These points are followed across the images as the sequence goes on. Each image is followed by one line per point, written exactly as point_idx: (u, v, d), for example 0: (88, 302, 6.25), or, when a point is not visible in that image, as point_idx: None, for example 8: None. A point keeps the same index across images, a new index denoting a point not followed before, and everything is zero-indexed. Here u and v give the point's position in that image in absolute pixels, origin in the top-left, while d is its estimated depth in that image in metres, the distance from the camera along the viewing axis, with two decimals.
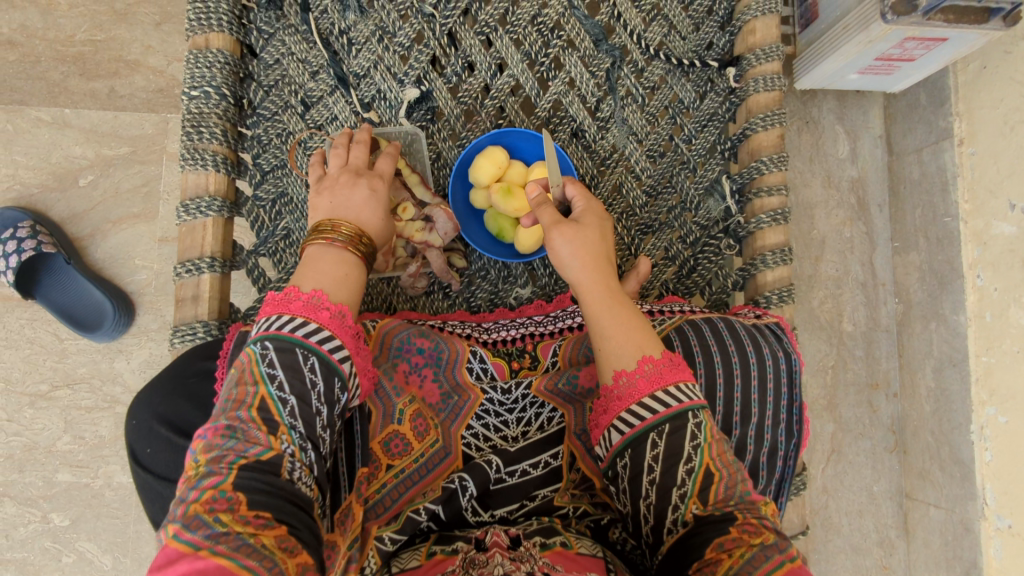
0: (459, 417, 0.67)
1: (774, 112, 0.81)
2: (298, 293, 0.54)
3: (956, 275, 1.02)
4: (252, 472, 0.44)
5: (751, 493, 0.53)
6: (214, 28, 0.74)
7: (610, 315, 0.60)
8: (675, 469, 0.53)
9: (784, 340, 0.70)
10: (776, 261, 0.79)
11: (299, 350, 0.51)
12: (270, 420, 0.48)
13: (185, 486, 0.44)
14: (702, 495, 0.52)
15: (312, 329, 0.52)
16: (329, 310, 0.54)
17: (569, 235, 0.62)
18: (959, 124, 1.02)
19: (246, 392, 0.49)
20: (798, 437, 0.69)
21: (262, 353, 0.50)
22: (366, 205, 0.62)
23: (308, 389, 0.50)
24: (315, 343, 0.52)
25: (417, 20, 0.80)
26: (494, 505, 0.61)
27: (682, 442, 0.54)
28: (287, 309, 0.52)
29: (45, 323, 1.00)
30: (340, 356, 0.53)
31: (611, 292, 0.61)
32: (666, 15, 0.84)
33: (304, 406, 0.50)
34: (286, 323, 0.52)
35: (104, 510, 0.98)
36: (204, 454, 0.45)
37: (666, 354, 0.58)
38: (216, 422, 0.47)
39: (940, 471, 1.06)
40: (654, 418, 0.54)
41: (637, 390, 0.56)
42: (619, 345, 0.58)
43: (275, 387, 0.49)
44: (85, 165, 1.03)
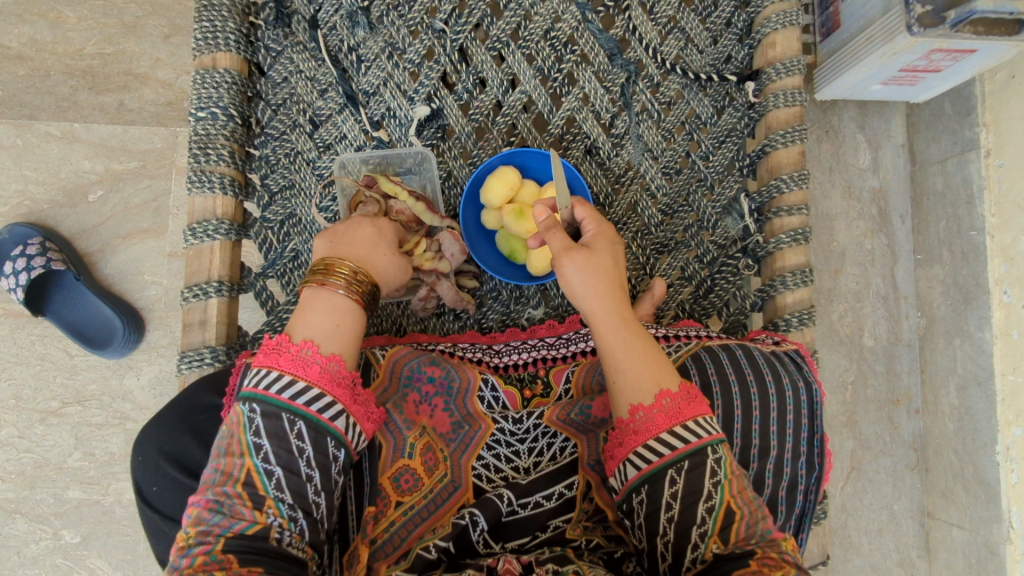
0: (470, 448, 0.65)
1: (794, 128, 0.78)
2: (288, 343, 0.53)
3: (982, 291, 0.99)
4: (240, 547, 0.44)
5: (772, 531, 0.51)
6: (221, 48, 0.72)
7: (624, 345, 0.57)
8: (694, 508, 0.52)
9: (805, 369, 0.67)
10: (797, 283, 0.76)
11: (285, 416, 0.50)
12: (255, 494, 0.47)
13: (177, 555, 0.44)
14: (723, 534, 0.51)
15: (300, 388, 0.51)
16: (318, 363, 0.52)
17: (580, 261, 0.60)
18: (986, 135, 0.99)
19: (232, 463, 0.48)
20: (819, 470, 0.65)
21: (249, 420, 0.49)
22: (368, 242, 0.63)
23: (295, 457, 0.49)
24: (303, 406, 0.50)
25: (428, 36, 0.78)
26: (506, 536, 0.60)
27: (701, 479, 0.52)
28: (276, 364, 0.51)
29: (56, 340, 0.99)
30: (332, 416, 0.51)
31: (624, 320, 0.59)
32: (683, 27, 0.82)
33: (291, 476, 0.49)
34: (273, 382, 0.51)
35: (115, 527, 0.97)
36: (193, 526, 0.45)
37: (685, 384, 0.56)
38: (202, 495, 0.46)
39: (963, 491, 1.03)
40: (673, 454, 0.53)
41: (654, 425, 0.54)
42: (635, 378, 0.56)
43: (260, 458, 0.48)
44: (94, 180, 1.02)
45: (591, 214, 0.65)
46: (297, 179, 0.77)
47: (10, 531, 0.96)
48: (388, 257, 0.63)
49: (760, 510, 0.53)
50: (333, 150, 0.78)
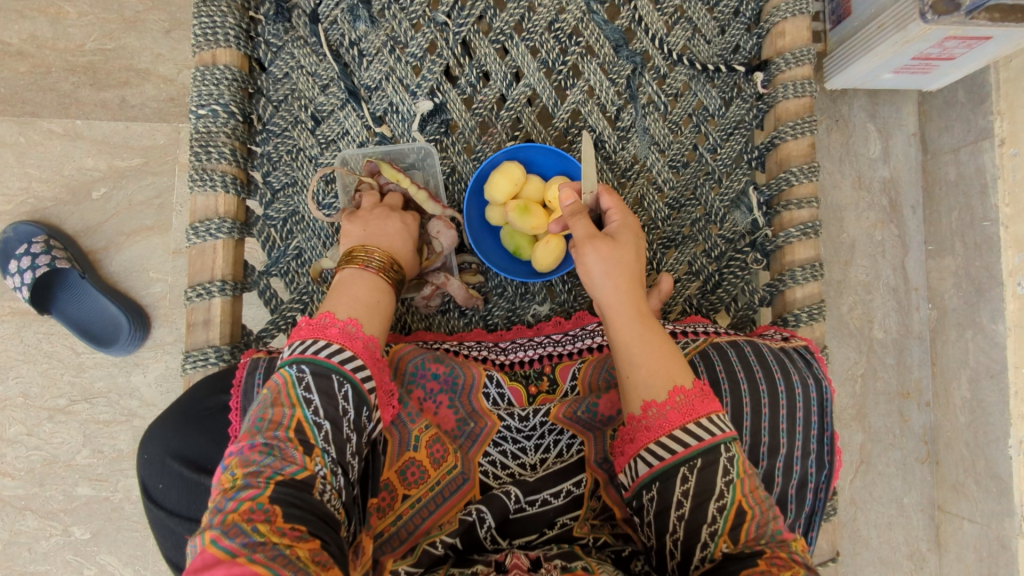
0: (477, 442, 0.65)
1: (804, 120, 0.76)
2: (333, 319, 0.55)
3: (995, 282, 0.98)
4: (288, 489, 0.44)
5: (782, 531, 0.50)
6: (221, 44, 0.71)
7: (639, 339, 0.58)
8: (705, 506, 0.51)
9: (814, 366, 0.66)
10: (806, 277, 0.75)
11: (334, 376, 0.51)
12: (306, 442, 0.47)
13: (222, 497, 0.43)
14: (733, 533, 0.49)
15: (347, 356, 0.53)
16: (361, 339, 0.55)
17: (602, 250, 0.61)
18: (1000, 124, 0.97)
19: (282, 414, 0.49)
20: (830, 468, 0.64)
21: (298, 377, 0.51)
22: (397, 234, 0.66)
23: (341, 415, 0.50)
24: (349, 370, 0.52)
25: (430, 29, 0.77)
26: (512, 532, 0.60)
27: (713, 478, 0.51)
28: (324, 334, 0.53)
29: (62, 338, 0.99)
30: (371, 385, 0.53)
31: (641, 314, 0.59)
32: (690, 17, 0.80)
33: (337, 433, 0.50)
34: (322, 348, 0.53)
35: (124, 523, 0.98)
36: (241, 468, 0.44)
37: (697, 381, 0.55)
38: (253, 440, 0.46)
39: (975, 485, 1.02)
40: (686, 452, 0.52)
41: (667, 422, 0.54)
42: (647, 372, 0.56)
43: (311, 411, 0.49)
44: (98, 177, 1.02)
45: (617, 205, 0.66)
46: (299, 176, 0.76)
47: (21, 527, 0.97)
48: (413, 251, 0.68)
49: (771, 511, 0.52)
50: (335, 146, 0.77)
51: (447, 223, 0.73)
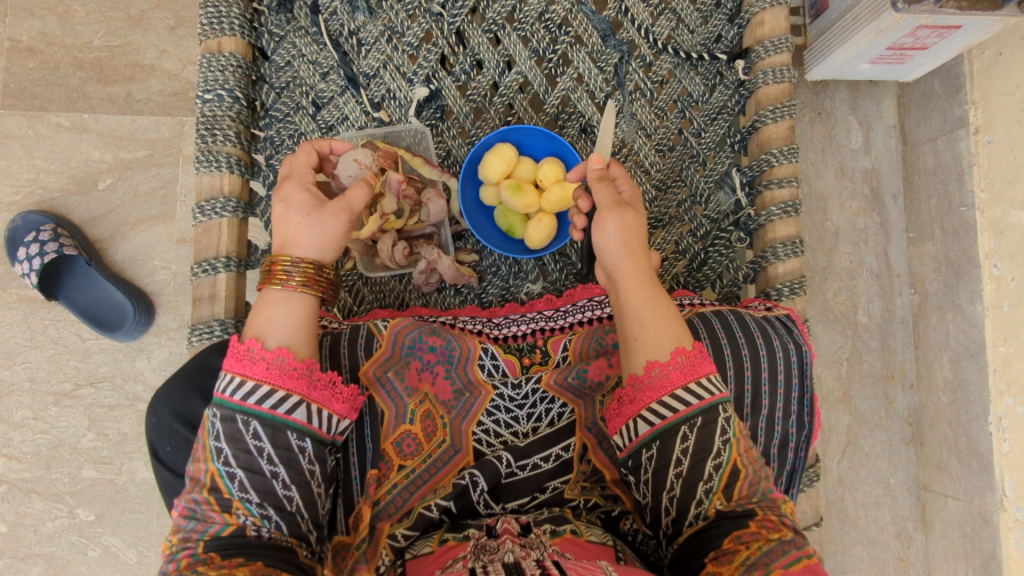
0: (470, 414, 0.67)
1: (784, 104, 0.80)
2: (241, 344, 0.54)
3: (972, 265, 1.01)
4: (218, 546, 0.48)
5: (773, 490, 0.54)
6: (226, 32, 0.75)
7: (651, 300, 0.59)
8: (703, 465, 0.54)
9: (795, 332, 0.69)
10: (788, 253, 0.78)
11: (239, 417, 0.51)
12: (221, 497, 0.50)
13: (167, 560, 0.48)
14: (727, 491, 0.53)
15: (250, 387, 0.52)
16: (266, 360, 0.53)
17: (626, 220, 0.61)
18: (974, 112, 1.00)
19: (200, 469, 0.51)
20: (809, 428, 0.68)
21: (210, 425, 0.52)
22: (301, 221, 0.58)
23: (254, 457, 0.51)
24: (256, 405, 0.52)
25: (426, 19, 0.81)
26: (505, 497, 0.62)
27: (711, 437, 0.54)
28: (228, 368, 0.53)
29: (68, 324, 1.02)
30: (286, 409, 0.52)
31: (651, 279, 0.61)
32: (674, 9, 0.84)
33: (253, 476, 0.51)
34: (228, 385, 0.53)
35: (128, 505, 1.00)
36: (176, 535, 0.49)
37: (698, 346, 0.58)
38: (178, 505, 0.50)
39: (958, 463, 1.05)
40: (688, 410, 0.54)
41: (669, 381, 0.55)
42: (658, 330, 0.57)
43: (221, 462, 0.51)
44: (104, 168, 1.05)
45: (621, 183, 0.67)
46: None
47: (27, 510, 0.99)
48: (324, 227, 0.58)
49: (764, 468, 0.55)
50: (335, 131, 0.80)
51: (438, 193, 0.76)
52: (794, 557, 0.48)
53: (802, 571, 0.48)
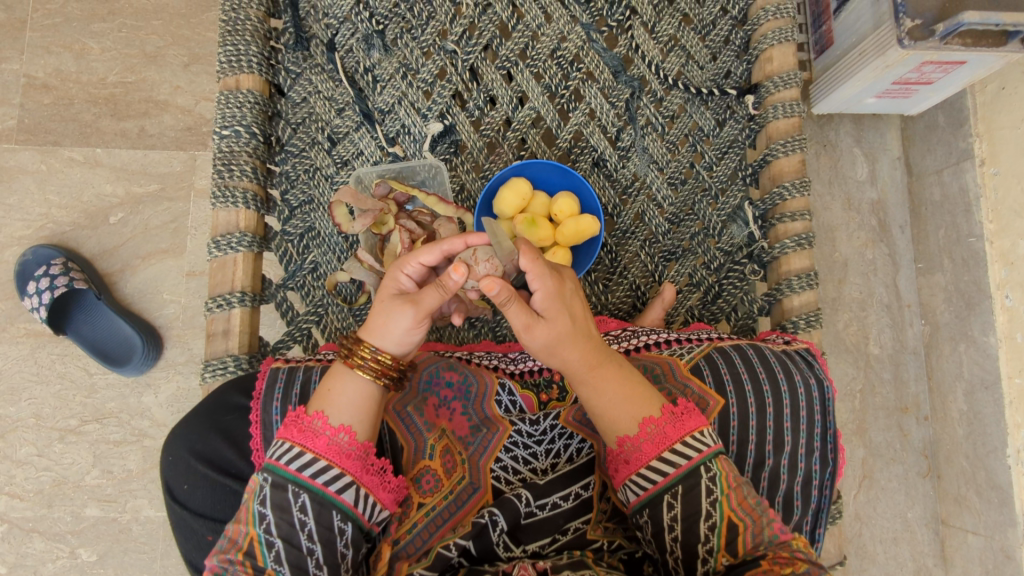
0: (488, 450, 0.64)
1: (794, 138, 0.81)
2: (304, 416, 0.54)
3: (983, 296, 1.01)
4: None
5: (780, 534, 0.51)
6: (244, 70, 0.76)
7: (595, 391, 0.56)
8: (696, 527, 0.52)
9: (815, 366, 0.68)
10: (802, 286, 0.78)
11: (290, 487, 0.51)
12: (256, 564, 0.50)
13: None
14: (729, 548, 0.52)
15: (306, 460, 0.52)
16: (327, 436, 0.53)
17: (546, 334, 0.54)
18: (979, 145, 1.02)
19: (239, 531, 0.51)
20: (833, 466, 0.66)
21: (258, 488, 0.52)
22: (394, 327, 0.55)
23: (296, 530, 0.51)
24: (309, 478, 0.52)
25: (440, 56, 0.82)
26: (526, 539, 0.59)
27: (698, 500, 0.52)
28: (286, 438, 0.53)
29: (75, 358, 1.01)
30: (336, 488, 0.52)
31: (589, 366, 0.56)
32: (683, 45, 0.86)
33: (292, 549, 0.51)
34: (283, 453, 0.53)
35: (132, 544, 0.98)
36: None
37: (668, 407, 0.56)
38: (210, 561, 0.49)
39: (976, 497, 1.03)
40: (665, 481, 0.53)
41: (643, 454, 0.54)
42: (612, 418, 0.56)
43: (263, 528, 0.51)
44: (115, 203, 1.05)
45: (537, 266, 0.54)
46: (316, 194, 0.79)
47: (28, 550, 0.97)
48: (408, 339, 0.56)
49: (766, 512, 0.53)
50: (350, 165, 0.81)
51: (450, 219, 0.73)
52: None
53: None
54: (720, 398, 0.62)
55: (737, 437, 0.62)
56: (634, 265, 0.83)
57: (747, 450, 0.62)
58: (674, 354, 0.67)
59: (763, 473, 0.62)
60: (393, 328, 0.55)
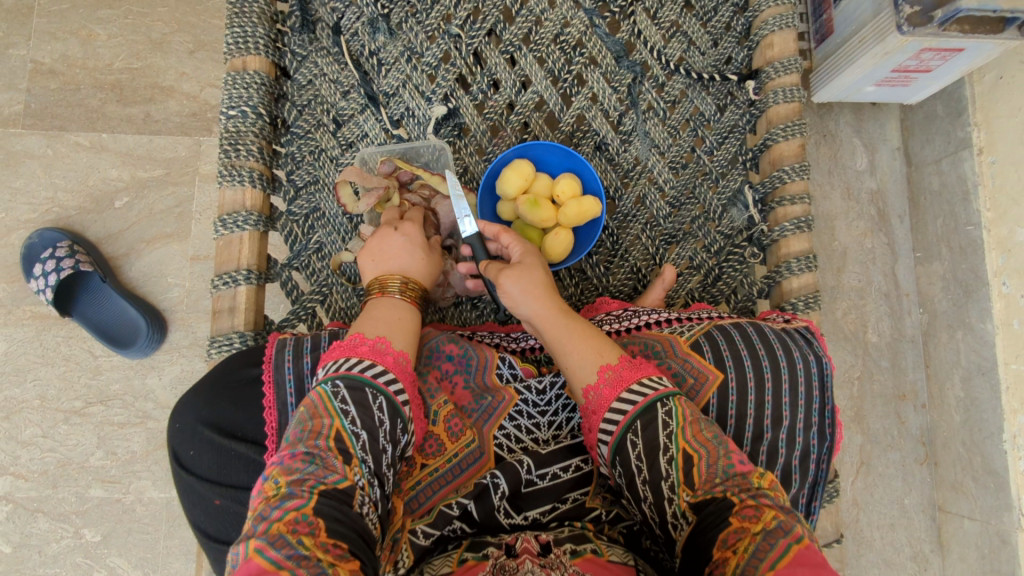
0: (493, 417, 0.65)
1: (794, 123, 0.82)
2: (362, 339, 0.56)
3: (980, 283, 1.02)
4: (333, 500, 0.45)
5: (736, 465, 0.51)
6: (251, 51, 0.77)
7: (565, 332, 0.60)
8: (657, 463, 0.52)
9: (815, 344, 0.69)
10: (801, 268, 0.79)
11: (368, 389, 0.52)
12: (345, 451, 0.48)
13: (266, 505, 0.44)
14: (688, 481, 0.51)
15: (379, 371, 0.54)
16: (392, 355, 0.56)
17: (519, 275, 0.62)
18: (977, 134, 1.02)
19: (320, 423, 0.49)
20: (831, 441, 0.66)
21: (335, 391, 0.51)
22: (402, 252, 0.66)
23: (377, 427, 0.51)
24: (382, 384, 0.53)
25: (445, 40, 0.83)
26: (527, 506, 0.60)
27: (656, 435, 0.53)
28: (356, 352, 0.54)
29: (80, 341, 1.02)
30: (404, 398, 0.54)
31: (560, 310, 0.61)
32: (685, 32, 0.87)
33: (372, 445, 0.50)
34: (355, 364, 0.53)
35: (135, 525, 0.99)
36: (283, 477, 0.46)
37: (625, 356, 0.58)
38: (294, 449, 0.47)
39: (973, 483, 1.03)
40: (626, 418, 0.54)
41: (605, 399, 0.56)
42: (579, 356, 0.58)
43: (349, 420, 0.49)
44: (121, 188, 1.06)
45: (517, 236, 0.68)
46: (321, 175, 0.80)
47: (32, 530, 0.98)
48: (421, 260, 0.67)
49: (723, 446, 0.52)
50: (355, 147, 0.82)
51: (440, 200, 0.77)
52: (783, 548, 0.45)
53: (793, 559, 0.44)
54: (718, 372, 0.63)
55: (735, 411, 0.63)
56: (635, 248, 0.84)
57: (745, 423, 0.63)
58: (675, 331, 0.68)
59: (761, 446, 0.63)
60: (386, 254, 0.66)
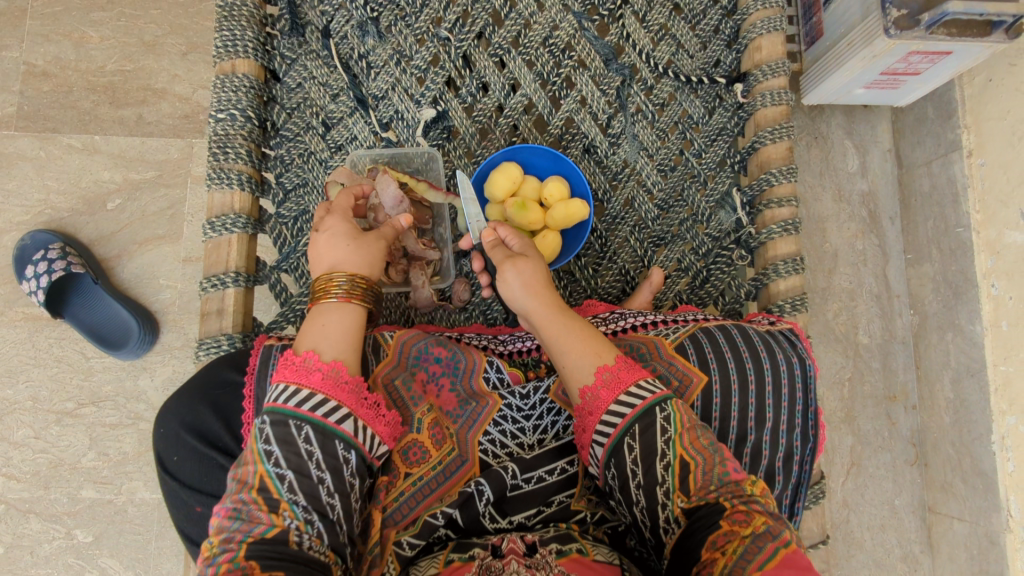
0: (476, 424, 0.66)
1: (781, 126, 0.82)
2: (296, 356, 0.55)
3: (970, 285, 1.02)
4: (261, 551, 0.46)
5: (731, 473, 0.50)
6: (240, 55, 0.77)
7: (565, 330, 0.59)
8: (653, 469, 0.52)
9: (799, 346, 0.69)
10: (789, 270, 0.80)
11: (293, 422, 0.51)
12: (270, 498, 0.48)
13: (203, 564, 0.45)
14: (683, 488, 0.51)
15: (304, 395, 0.52)
16: (321, 371, 0.54)
17: (521, 267, 0.61)
18: (967, 136, 1.03)
19: (247, 472, 0.50)
20: (814, 442, 0.67)
21: (259, 431, 0.51)
22: (329, 248, 0.61)
23: (305, 461, 0.50)
24: (309, 412, 0.52)
25: (434, 43, 0.83)
26: (512, 511, 0.61)
27: (653, 440, 0.52)
28: (282, 378, 0.53)
29: (73, 343, 1.03)
30: (337, 418, 0.52)
31: (560, 309, 0.60)
32: (674, 34, 0.87)
33: (303, 480, 0.49)
34: (282, 394, 0.52)
35: (126, 526, 0.99)
36: (216, 535, 0.47)
37: (621, 356, 0.58)
38: (222, 505, 0.48)
39: (962, 484, 1.04)
40: (624, 423, 0.53)
41: (602, 402, 0.55)
42: (578, 355, 0.57)
43: (272, 463, 0.49)
44: (113, 189, 1.06)
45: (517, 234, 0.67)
46: (310, 177, 0.81)
47: (24, 531, 0.98)
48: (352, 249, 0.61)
49: (720, 453, 0.52)
50: (344, 150, 0.82)
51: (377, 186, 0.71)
52: (770, 551, 0.46)
53: (778, 565, 0.45)
54: (703, 375, 0.63)
55: (719, 413, 0.63)
56: (623, 250, 0.85)
57: (729, 426, 0.63)
58: (660, 334, 0.68)
59: (745, 448, 0.63)
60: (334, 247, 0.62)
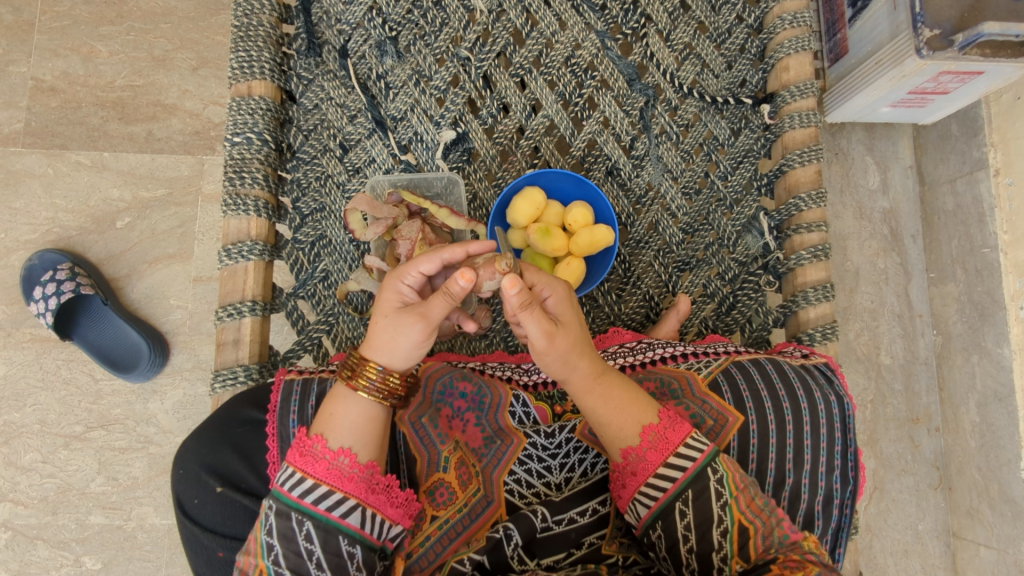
0: (502, 463, 0.63)
1: (810, 148, 0.80)
2: (307, 440, 0.54)
3: (998, 307, 1.00)
4: None
5: (790, 533, 0.52)
6: (256, 76, 0.75)
7: (602, 400, 0.57)
8: (709, 535, 0.53)
9: (835, 382, 0.67)
10: (819, 298, 0.77)
11: (294, 515, 0.51)
12: None
13: None
14: (743, 553, 0.52)
15: (309, 486, 0.52)
16: (327, 459, 0.53)
17: (561, 344, 0.55)
18: (994, 155, 1.00)
19: (250, 563, 0.51)
20: (854, 484, 0.64)
21: (264, 516, 0.52)
22: (391, 343, 0.54)
23: (304, 559, 0.51)
24: (311, 505, 0.52)
25: (453, 63, 0.81)
26: (541, 552, 0.58)
27: (709, 506, 0.53)
28: (289, 462, 0.53)
29: (81, 364, 1.01)
30: (341, 513, 0.52)
31: (595, 376, 0.57)
32: (698, 53, 0.85)
33: None
34: (289, 481, 0.52)
35: (136, 553, 0.97)
36: None
37: (664, 412, 0.57)
38: None
39: (989, 510, 1.02)
40: (676, 487, 0.54)
41: (649, 464, 0.55)
42: (618, 425, 0.56)
43: (271, 560, 0.51)
44: (122, 208, 1.04)
45: (546, 276, 0.56)
46: (327, 203, 0.79)
47: (31, 558, 0.96)
48: (399, 347, 0.54)
49: (775, 513, 0.53)
50: (362, 173, 0.80)
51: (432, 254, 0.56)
52: None
53: None
54: (739, 415, 0.62)
55: (756, 455, 0.61)
56: (647, 275, 0.83)
57: (767, 469, 0.61)
58: (692, 367, 0.67)
59: (783, 492, 0.61)
60: (402, 347, 0.54)
